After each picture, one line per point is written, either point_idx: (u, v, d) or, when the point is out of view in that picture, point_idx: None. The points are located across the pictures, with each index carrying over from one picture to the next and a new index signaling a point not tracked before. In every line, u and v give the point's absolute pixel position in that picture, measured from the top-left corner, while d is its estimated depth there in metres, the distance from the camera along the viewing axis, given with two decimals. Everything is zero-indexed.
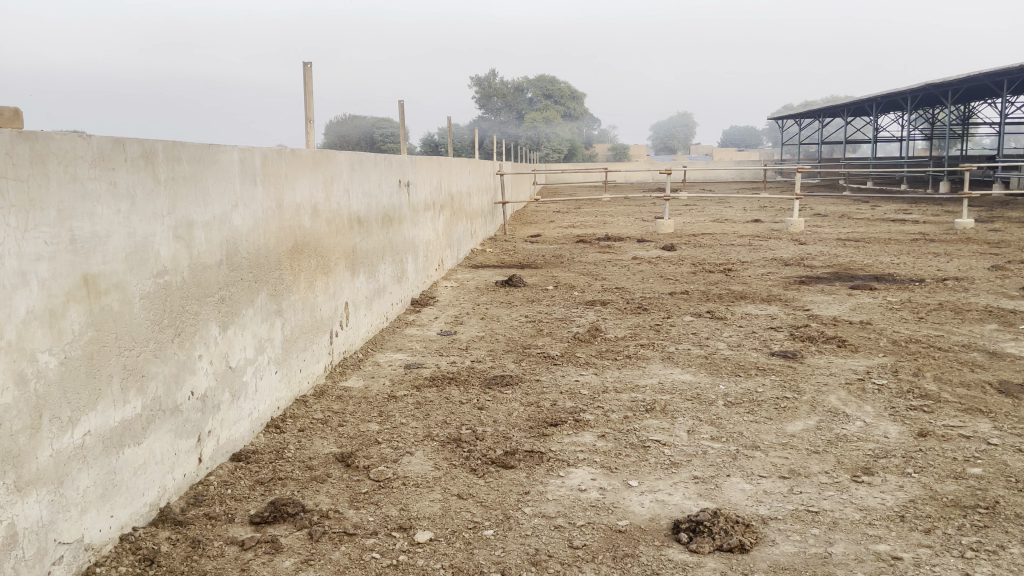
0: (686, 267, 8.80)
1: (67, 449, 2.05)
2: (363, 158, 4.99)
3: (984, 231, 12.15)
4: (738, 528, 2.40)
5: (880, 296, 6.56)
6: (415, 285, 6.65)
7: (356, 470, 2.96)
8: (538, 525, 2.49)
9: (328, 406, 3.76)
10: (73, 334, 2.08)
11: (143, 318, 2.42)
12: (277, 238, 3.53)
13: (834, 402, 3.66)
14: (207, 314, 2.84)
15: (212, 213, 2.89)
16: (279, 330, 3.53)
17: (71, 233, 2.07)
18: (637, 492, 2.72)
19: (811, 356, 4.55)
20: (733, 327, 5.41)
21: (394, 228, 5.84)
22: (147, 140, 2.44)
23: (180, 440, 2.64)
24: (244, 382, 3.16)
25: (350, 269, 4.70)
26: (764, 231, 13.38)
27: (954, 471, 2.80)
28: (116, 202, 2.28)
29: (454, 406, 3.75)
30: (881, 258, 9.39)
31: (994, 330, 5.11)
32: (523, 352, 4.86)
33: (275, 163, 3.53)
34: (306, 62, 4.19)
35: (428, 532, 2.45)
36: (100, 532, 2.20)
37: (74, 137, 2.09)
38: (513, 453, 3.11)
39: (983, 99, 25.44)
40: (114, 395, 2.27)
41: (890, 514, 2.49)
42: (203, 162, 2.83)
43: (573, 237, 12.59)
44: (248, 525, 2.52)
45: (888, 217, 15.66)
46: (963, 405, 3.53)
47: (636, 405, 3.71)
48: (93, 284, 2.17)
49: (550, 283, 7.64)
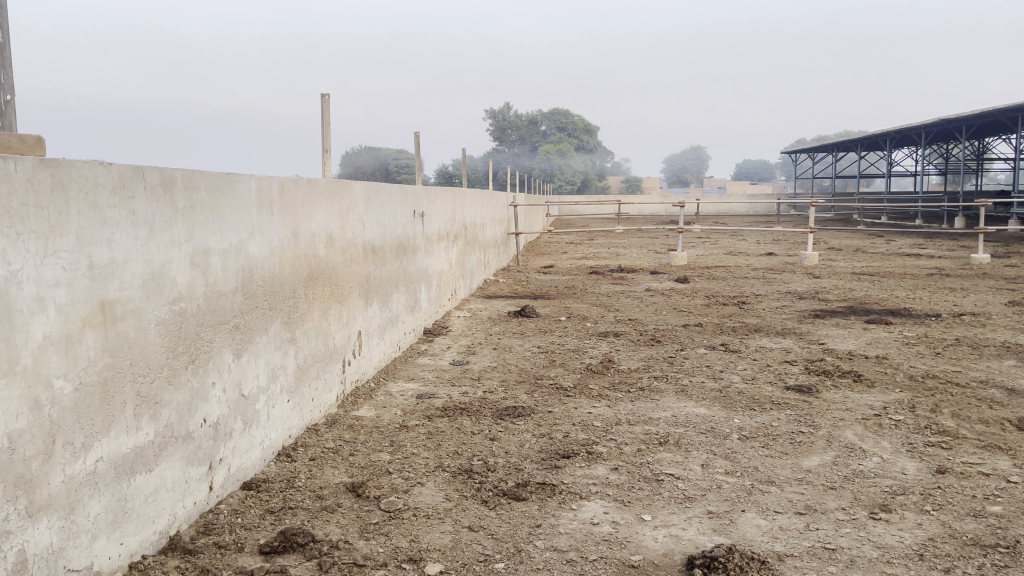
0: (699, 300, 8.77)
1: (79, 475, 2.06)
2: (379, 189, 5.04)
3: (1001, 267, 12.05)
4: (754, 564, 2.36)
5: (896, 331, 6.50)
6: (429, 314, 6.67)
7: (367, 500, 2.95)
8: (550, 559, 2.46)
9: (339, 436, 3.75)
10: (88, 360, 2.09)
11: (158, 345, 2.43)
12: (292, 267, 3.55)
13: (851, 438, 3.61)
14: (221, 341, 2.84)
15: (229, 242, 2.92)
16: (291, 358, 3.53)
17: (89, 260, 2.09)
18: (650, 527, 2.68)
19: (827, 391, 4.50)
20: (747, 360, 5.38)
21: (408, 257, 5.86)
22: (166, 169, 2.47)
23: (192, 468, 2.64)
24: (257, 410, 3.16)
25: (364, 297, 4.71)
26: (778, 264, 13.36)
27: (974, 509, 2.75)
28: (134, 229, 2.30)
29: (466, 437, 3.74)
30: (897, 292, 9.33)
31: (1012, 366, 5.05)
32: (536, 382, 4.84)
33: (293, 191, 3.56)
34: (324, 94, 4.26)
35: (439, 564, 2.43)
36: (109, 561, 2.19)
37: (95, 166, 2.12)
38: (525, 485, 3.08)
39: (998, 133, 25.31)
40: (127, 421, 2.27)
41: (909, 552, 2.44)
42: (221, 191, 2.86)
43: (585, 268, 12.60)
44: (258, 555, 2.49)
45: (904, 251, 15.59)
46: (983, 442, 3.48)
47: (649, 438, 3.67)
48: (109, 310, 2.18)
49: (563, 314, 7.63)
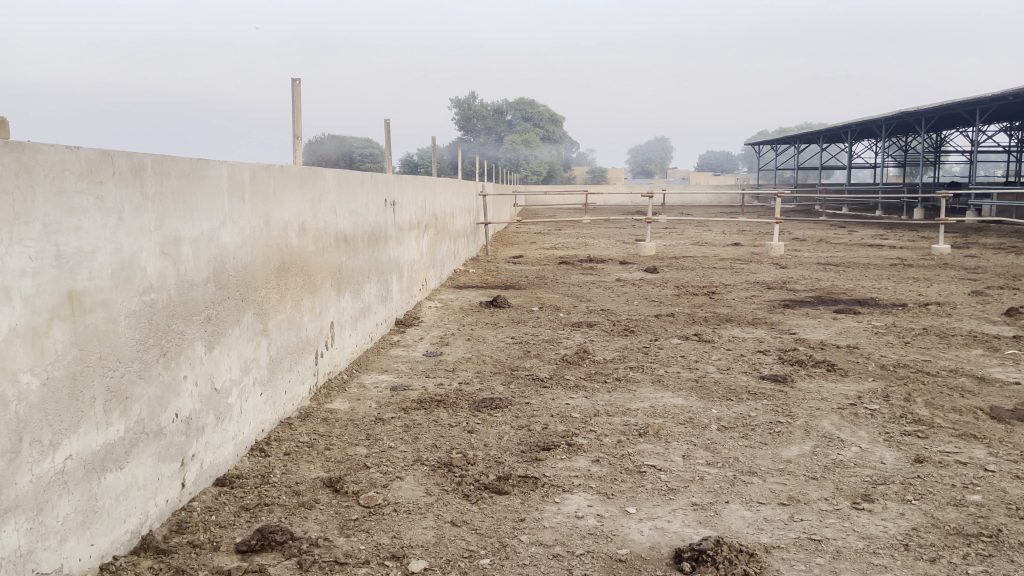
0: (669, 290, 8.80)
1: (47, 474, 1.96)
2: (350, 176, 4.93)
3: (962, 257, 12.29)
4: (742, 557, 2.34)
5: (864, 320, 6.57)
6: (400, 305, 6.58)
7: (345, 495, 2.87)
8: (536, 554, 2.42)
9: (314, 429, 3.66)
10: (56, 354, 1.99)
11: (128, 337, 2.33)
12: (264, 256, 3.45)
13: (828, 427, 3.63)
14: (192, 333, 2.75)
15: (200, 230, 2.81)
16: (264, 351, 3.44)
17: (56, 248, 1.99)
18: (636, 520, 2.65)
19: (801, 380, 4.52)
20: (721, 350, 5.39)
21: (380, 247, 5.77)
22: (136, 154, 2.36)
23: (164, 465, 2.55)
24: (229, 404, 3.07)
25: (336, 287, 4.62)
26: (745, 254, 13.47)
27: (954, 498, 2.77)
28: (103, 216, 2.20)
29: (444, 429, 3.68)
30: (863, 282, 9.46)
31: (980, 355, 5.13)
32: (511, 373, 4.80)
33: (264, 178, 3.46)
34: (294, 78, 4.15)
35: (423, 561, 2.37)
36: (79, 563, 2.10)
37: (62, 149, 2.02)
38: (506, 478, 3.04)
39: (956, 125, 25.79)
40: (97, 417, 2.17)
41: (894, 543, 2.44)
42: (193, 178, 2.76)
43: (555, 259, 12.57)
44: (234, 554, 2.41)
45: (867, 241, 15.85)
46: (958, 431, 3.52)
47: (629, 429, 3.64)
48: (78, 301, 2.08)
49: (535, 304, 7.59)
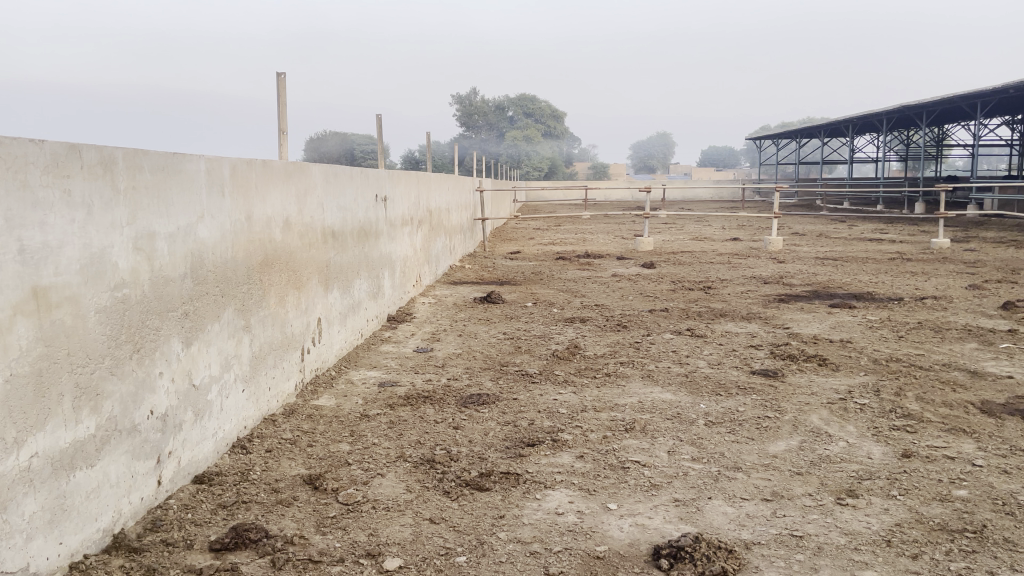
0: (665, 285, 8.76)
1: (12, 472, 1.93)
2: (338, 171, 4.90)
3: (961, 251, 12.23)
4: (721, 554, 2.31)
5: (859, 314, 6.52)
6: (392, 300, 6.54)
7: (325, 493, 2.85)
8: (513, 551, 2.39)
9: (298, 426, 3.64)
10: (20, 350, 1.96)
11: (98, 334, 2.30)
12: (245, 252, 3.42)
13: (816, 422, 3.59)
14: (168, 329, 2.72)
15: (177, 225, 2.78)
16: (246, 346, 3.40)
17: (19, 243, 1.96)
18: (616, 516, 2.62)
19: (792, 375, 4.48)
20: (714, 345, 5.35)
21: (370, 243, 5.73)
22: (106, 147, 2.33)
23: (138, 462, 2.52)
24: (209, 401, 3.04)
25: (323, 283, 4.59)
26: (744, 249, 13.42)
27: (940, 494, 2.73)
28: (70, 211, 2.17)
29: (428, 426, 3.65)
30: (861, 276, 9.41)
31: (974, 349, 5.09)
32: (501, 369, 4.77)
33: (245, 173, 3.42)
34: (278, 72, 4.11)
35: (398, 559, 2.34)
36: (47, 562, 2.07)
37: (25, 142, 1.99)
38: (488, 474, 3.01)
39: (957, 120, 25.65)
40: (66, 413, 2.15)
41: (876, 539, 2.41)
42: (168, 171, 2.72)
43: (553, 254, 12.54)
44: (208, 552, 2.39)
45: (866, 236, 15.78)
46: (947, 425, 3.48)
47: (615, 425, 3.61)
48: (43, 297, 2.06)
49: (529, 300, 7.55)
